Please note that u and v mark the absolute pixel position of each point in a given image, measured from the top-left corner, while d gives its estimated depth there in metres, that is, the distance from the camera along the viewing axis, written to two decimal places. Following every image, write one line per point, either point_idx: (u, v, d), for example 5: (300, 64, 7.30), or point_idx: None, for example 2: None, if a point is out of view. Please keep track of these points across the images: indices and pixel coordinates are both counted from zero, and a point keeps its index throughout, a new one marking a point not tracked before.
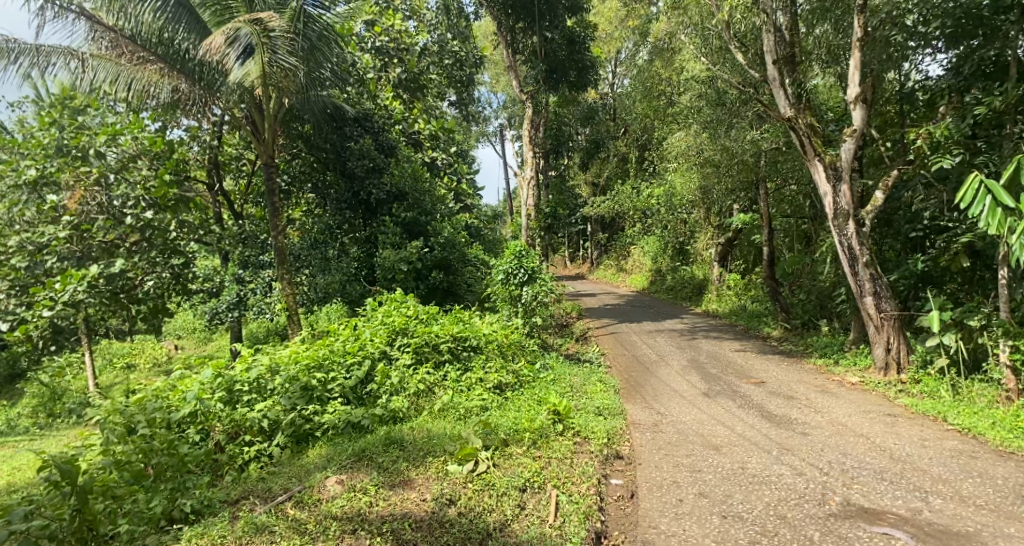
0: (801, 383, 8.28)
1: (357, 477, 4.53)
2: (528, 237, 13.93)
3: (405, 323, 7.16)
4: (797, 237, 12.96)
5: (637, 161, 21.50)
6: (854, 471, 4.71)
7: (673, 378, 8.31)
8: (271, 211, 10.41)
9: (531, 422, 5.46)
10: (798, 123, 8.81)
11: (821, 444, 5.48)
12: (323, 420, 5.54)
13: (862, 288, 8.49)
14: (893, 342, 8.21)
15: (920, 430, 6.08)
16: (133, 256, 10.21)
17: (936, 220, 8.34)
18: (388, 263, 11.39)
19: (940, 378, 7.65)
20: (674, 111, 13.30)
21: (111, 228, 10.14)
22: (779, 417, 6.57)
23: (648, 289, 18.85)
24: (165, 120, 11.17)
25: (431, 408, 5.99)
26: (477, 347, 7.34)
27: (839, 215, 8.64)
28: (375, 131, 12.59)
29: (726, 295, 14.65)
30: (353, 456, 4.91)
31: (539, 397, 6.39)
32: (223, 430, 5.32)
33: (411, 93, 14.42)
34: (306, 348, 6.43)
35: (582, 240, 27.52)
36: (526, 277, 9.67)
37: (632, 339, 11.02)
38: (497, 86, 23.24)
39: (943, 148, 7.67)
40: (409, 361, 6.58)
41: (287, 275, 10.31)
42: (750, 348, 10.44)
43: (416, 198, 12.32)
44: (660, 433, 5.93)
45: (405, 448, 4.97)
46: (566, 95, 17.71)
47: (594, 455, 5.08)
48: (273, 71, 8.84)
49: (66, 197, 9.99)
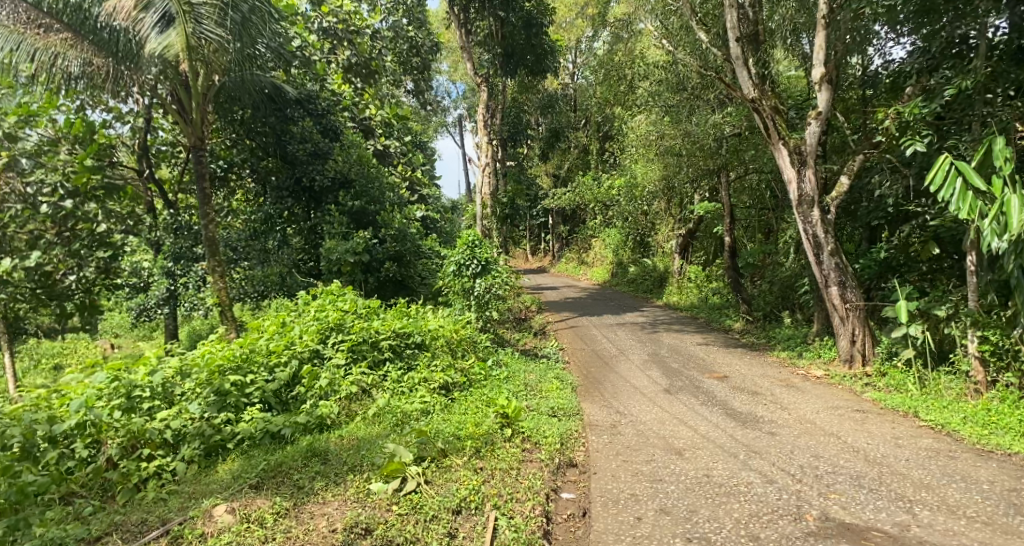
0: (764, 378, 7.90)
1: (254, 504, 3.91)
2: (484, 227, 13.30)
3: (341, 319, 6.49)
4: (759, 228, 12.67)
5: (598, 153, 21.19)
6: (830, 478, 4.27)
7: (634, 374, 7.83)
8: (201, 198, 9.52)
9: (474, 428, 4.90)
10: (762, 104, 8.41)
11: (790, 446, 5.05)
12: (238, 430, 4.89)
13: (827, 277, 8.14)
14: (858, 334, 7.89)
15: (892, 427, 5.71)
16: (55, 249, 9.45)
17: (902, 207, 8.03)
18: (331, 254, 10.61)
19: (906, 370, 7.34)
20: (634, 98, 12.85)
21: (30, 218, 9.47)
22: (744, 415, 6.14)
23: (610, 282, 18.44)
24: (85, 99, 10.30)
25: (364, 414, 5.39)
26: (422, 345, 6.73)
27: (803, 201, 8.27)
28: (319, 114, 11.85)
29: (687, 288, 14.30)
30: (264, 475, 4.27)
31: (487, 397, 5.82)
32: (116, 443, 4.58)
33: (362, 78, 13.69)
34: (225, 347, 5.73)
35: (543, 233, 27.00)
36: (479, 269, 9.03)
37: (591, 333, 10.53)
38: (456, 75, 22.58)
39: (912, 129, 7.34)
40: (343, 361, 5.94)
41: (221, 268, 9.50)
42: (713, 341, 10.05)
43: (363, 186, 11.56)
44: (618, 436, 5.42)
45: (326, 464, 4.37)
46: (525, 82, 17.16)
47: (543, 464, 4.54)
48: (198, 43, 8.11)
49: None
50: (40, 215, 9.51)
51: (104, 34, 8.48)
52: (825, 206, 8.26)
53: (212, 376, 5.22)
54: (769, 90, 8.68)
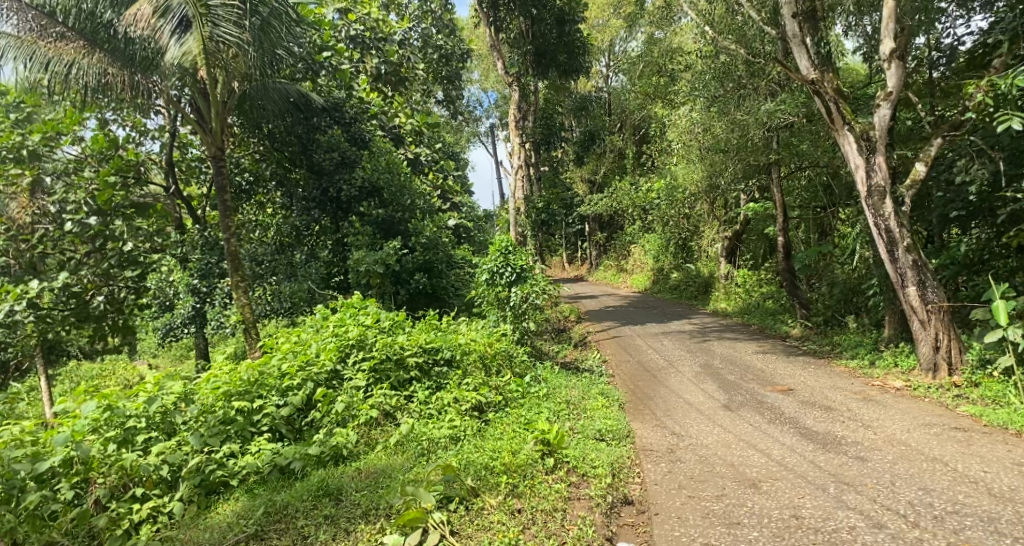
0: (836, 390, 7.00)
1: None
2: (517, 235, 12.61)
3: (363, 334, 5.89)
4: (814, 226, 11.72)
5: (634, 156, 20.42)
6: (957, 523, 3.50)
7: (687, 388, 7.05)
8: (223, 211, 9.07)
9: (510, 458, 4.23)
10: (824, 85, 7.58)
11: (889, 476, 4.23)
12: (242, 466, 4.31)
13: (903, 275, 7.20)
14: (942, 339, 6.93)
15: (1006, 450, 4.84)
16: (82, 268, 9.12)
17: (989, 194, 7.10)
18: (359, 266, 10.04)
19: (1005, 380, 6.39)
20: (675, 94, 12.04)
21: (61, 236, 9.25)
22: (823, 435, 5.30)
23: (651, 289, 17.56)
24: (108, 114, 9.99)
25: (385, 442, 4.77)
26: (452, 361, 6.09)
27: (873, 192, 7.37)
28: (346, 122, 11.40)
29: (736, 292, 13.33)
30: (267, 521, 3.69)
31: (525, 421, 5.13)
32: (104, 484, 4.01)
33: (392, 87, 13.21)
34: (233, 369, 5.18)
35: (579, 240, 26.25)
36: (515, 277, 8.35)
37: (636, 343, 9.74)
38: (488, 83, 22.15)
39: (1008, 103, 6.41)
40: (363, 383, 5.33)
41: (245, 283, 9.02)
42: (772, 350, 9.15)
43: (392, 194, 10.93)
44: (677, 463, 4.66)
45: (338, 505, 3.77)
46: (558, 83, 16.54)
47: (593, 505, 3.84)
48: (215, 48, 7.69)
49: (14, 206, 9.01)
50: (70, 234, 9.20)
51: (118, 42, 8.16)
52: (898, 197, 7.35)
53: (218, 403, 4.66)
54: (830, 70, 7.84)
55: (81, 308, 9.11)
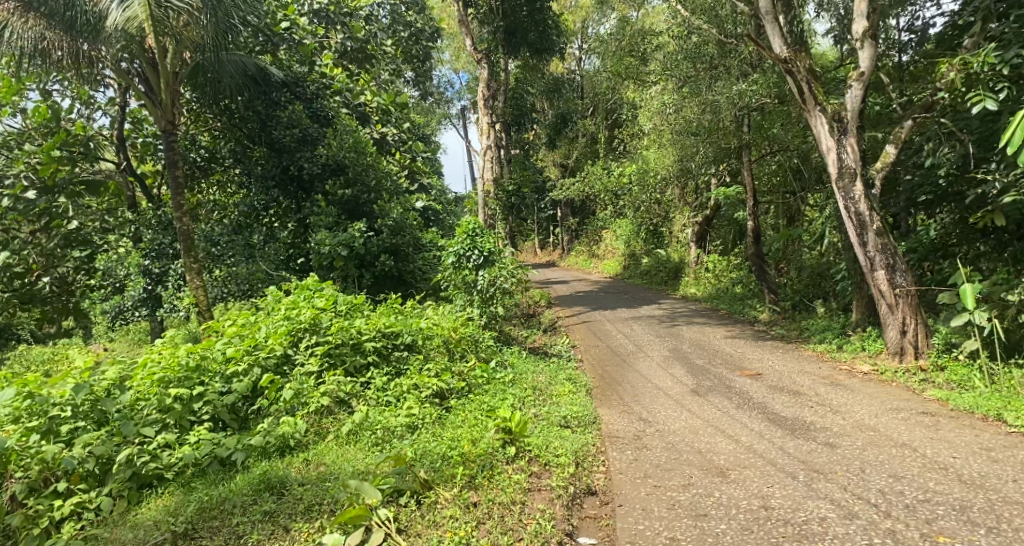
0: (804, 374, 6.92)
1: None
2: (486, 217, 12.30)
3: (316, 317, 5.59)
4: (786, 211, 11.63)
5: (606, 140, 20.23)
6: (931, 513, 3.37)
7: (654, 372, 6.90)
8: (174, 187, 8.56)
9: (468, 448, 4.01)
10: (796, 65, 7.43)
11: (858, 463, 4.11)
12: (178, 458, 4.02)
13: (872, 259, 7.11)
14: (909, 323, 6.86)
15: (976, 436, 4.76)
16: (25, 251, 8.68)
17: (958, 178, 7.04)
18: (321, 247, 9.61)
19: (971, 364, 6.34)
20: (647, 75, 11.79)
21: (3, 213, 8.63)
22: (791, 421, 5.18)
23: (622, 275, 17.43)
24: (54, 84, 9.37)
25: (337, 432, 4.52)
26: (411, 347, 5.83)
27: (844, 174, 7.25)
28: (307, 98, 10.90)
29: (706, 278, 13.24)
30: (200, 518, 3.43)
31: (487, 408, 4.90)
32: (21, 478, 3.67)
33: (358, 64, 12.76)
34: (173, 354, 4.85)
35: (551, 226, 26.04)
36: (482, 260, 8.06)
37: (605, 328, 9.58)
38: (459, 63, 21.74)
39: (980, 83, 6.31)
40: (314, 369, 5.05)
41: (198, 265, 8.56)
42: (740, 334, 9.06)
43: (356, 173, 10.51)
44: (643, 451, 4.49)
45: (280, 501, 3.52)
46: (530, 63, 16.21)
47: (554, 496, 3.64)
48: (163, 14, 7.23)
49: None
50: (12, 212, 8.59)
51: (56, 6, 7.47)
52: (868, 180, 7.25)
53: (154, 389, 4.35)
54: (803, 50, 7.69)
55: (23, 289, 8.80)
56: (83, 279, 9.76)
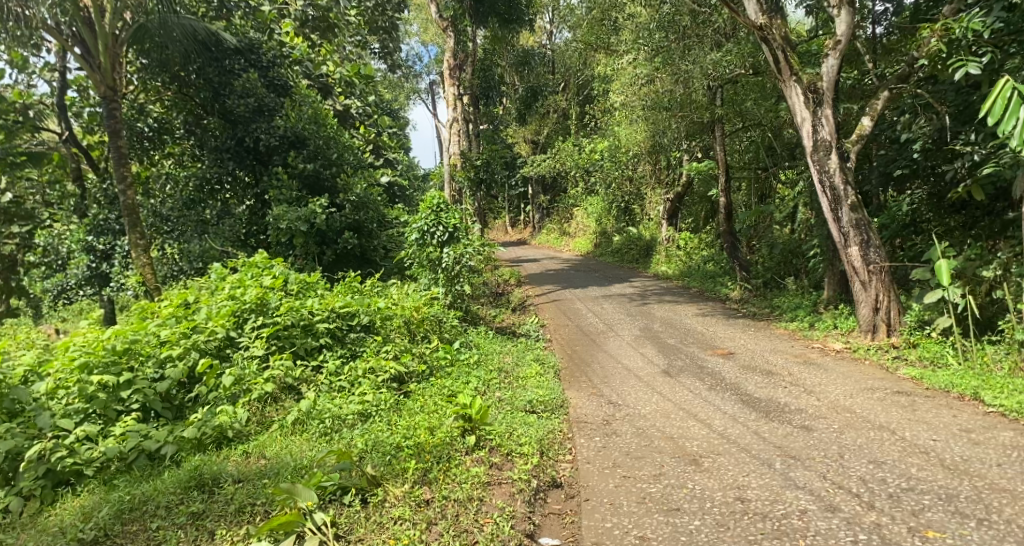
0: (776, 353, 6.75)
1: None
2: (454, 193, 11.88)
3: (264, 297, 5.20)
4: (759, 187, 11.44)
5: (578, 116, 19.80)
6: (918, 505, 3.17)
7: (624, 352, 6.67)
8: (117, 159, 7.97)
9: (425, 438, 3.71)
10: (772, 32, 7.14)
11: (836, 448, 3.91)
12: (100, 452, 3.67)
13: (846, 235, 6.92)
14: (883, 300, 6.71)
15: (955, 417, 4.60)
16: None
17: (933, 152, 6.86)
18: (279, 223, 9.11)
19: (944, 341, 6.21)
20: (619, 46, 11.43)
21: None
22: (764, 402, 4.97)
23: (594, 253, 17.17)
24: None
25: (283, 421, 4.18)
26: (369, 328, 5.47)
27: (819, 147, 7.03)
28: (263, 65, 10.24)
29: (677, 255, 13.05)
30: (118, 522, 3.09)
31: (448, 394, 4.59)
32: None
33: (321, 33, 11.80)
34: (100, 336, 4.46)
35: (523, 203, 25.66)
36: (446, 237, 7.70)
37: (575, 307, 9.33)
38: (426, 35, 21.08)
39: (962, 50, 6.09)
40: (260, 352, 4.68)
41: (145, 241, 8.05)
42: (711, 312, 8.89)
43: (318, 145, 9.96)
44: (612, 437, 4.24)
45: (210, 501, 3.20)
46: (500, 35, 15.67)
47: (515, 491, 3.36)
48: None
49: None
50: None
51: None
52: (843, 153, 7.04)
53: (74, 376, 3.98)
54: (779, 17, 7.40)
55: None
56: (27, 255, 9.62)
